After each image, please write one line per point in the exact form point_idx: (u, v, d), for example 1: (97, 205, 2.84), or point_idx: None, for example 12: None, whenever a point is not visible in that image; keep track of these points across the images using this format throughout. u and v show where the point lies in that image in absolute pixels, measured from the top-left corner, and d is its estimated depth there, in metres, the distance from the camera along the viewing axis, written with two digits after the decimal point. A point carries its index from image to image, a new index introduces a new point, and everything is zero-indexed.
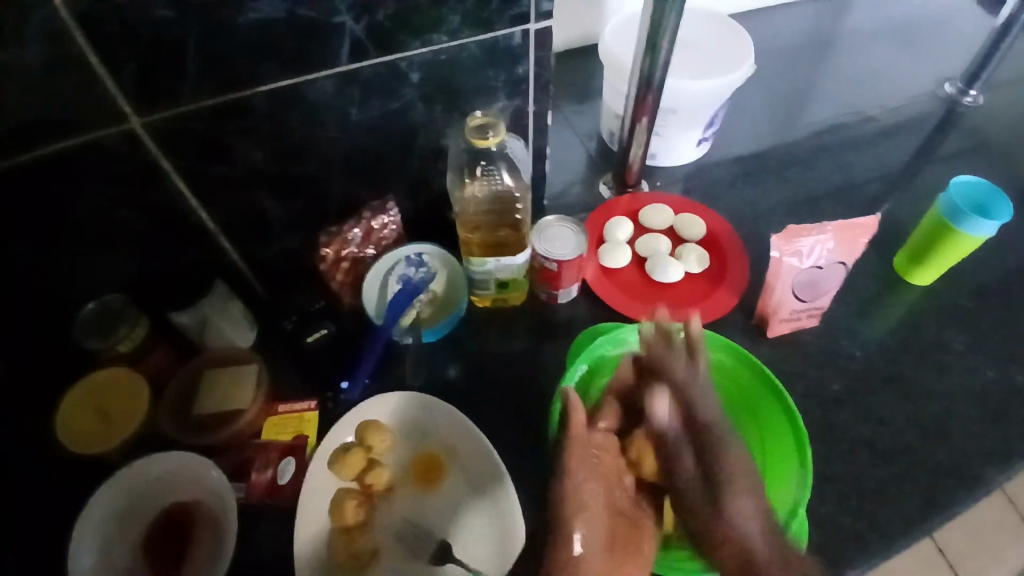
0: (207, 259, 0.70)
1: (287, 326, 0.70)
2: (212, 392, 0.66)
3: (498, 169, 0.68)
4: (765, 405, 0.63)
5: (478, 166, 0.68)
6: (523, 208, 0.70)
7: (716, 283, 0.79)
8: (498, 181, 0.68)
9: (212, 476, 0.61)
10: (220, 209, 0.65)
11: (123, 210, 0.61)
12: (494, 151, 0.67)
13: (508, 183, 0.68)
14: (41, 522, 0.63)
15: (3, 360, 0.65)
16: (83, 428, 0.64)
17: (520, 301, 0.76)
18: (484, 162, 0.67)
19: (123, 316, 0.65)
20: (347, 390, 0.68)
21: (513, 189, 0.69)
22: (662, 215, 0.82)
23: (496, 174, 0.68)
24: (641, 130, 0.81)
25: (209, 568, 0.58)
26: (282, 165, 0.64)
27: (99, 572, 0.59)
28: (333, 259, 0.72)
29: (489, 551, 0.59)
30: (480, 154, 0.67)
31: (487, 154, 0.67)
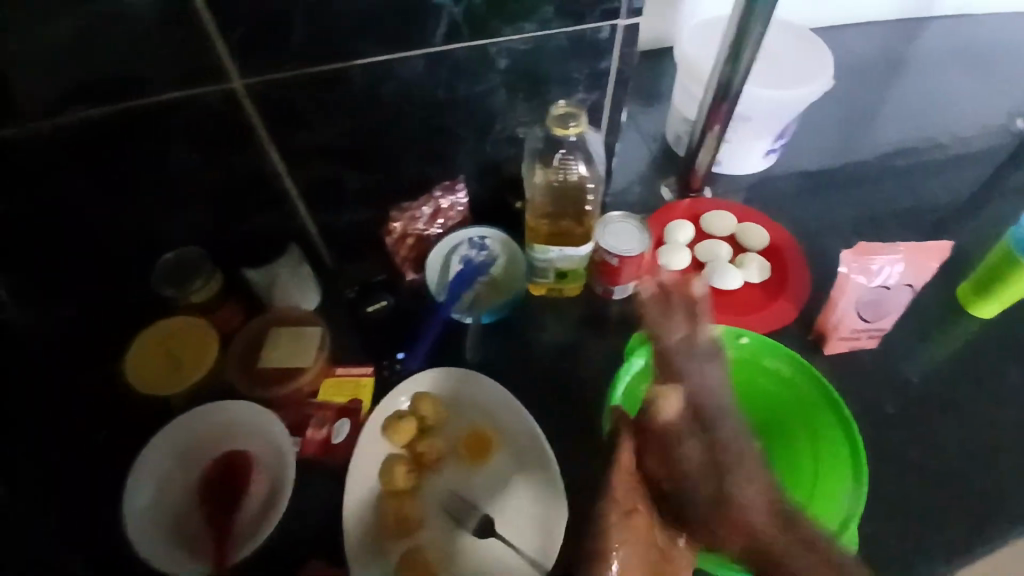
0: (282, 223, 0.73)
1: (348, 294, 0.75)
2: (275, 348, 0.69)
3: (574, 159, 0.70)
4: (820, 416, 0.64)
5: (556, 154, 0.70)
6: (594, 200, 0.72)
7: (774, 294, 0.79)
8: (573, 170, 0.70)
9: (273, 430, 0.63)
10: (301, 175, 0.68)
11: (214, 166, 0.64)
12: (572, 140, 0.69)
13: (582, 173, 0.70)
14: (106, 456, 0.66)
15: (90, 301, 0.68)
16: (154, 370, 0.68)
17: (575, 293, 0.77)
18: (562, 151, 0.69)
19: (201, 266, 0.69)
20: (403, 360, 0.71)
21: (586, 180, 0.71)
22: (725, 221, 0.82)
23: (572, 163, 0.70)
24: (711, 138, 0.81)
25: (262, 516, 0.60)
26: (364, 138, 0.66)
27: (155, 507, 0.61)
28: (400, 234, 0.75)
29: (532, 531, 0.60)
30: (559, 143, 0.69)
31: (566, 143, 0.69)
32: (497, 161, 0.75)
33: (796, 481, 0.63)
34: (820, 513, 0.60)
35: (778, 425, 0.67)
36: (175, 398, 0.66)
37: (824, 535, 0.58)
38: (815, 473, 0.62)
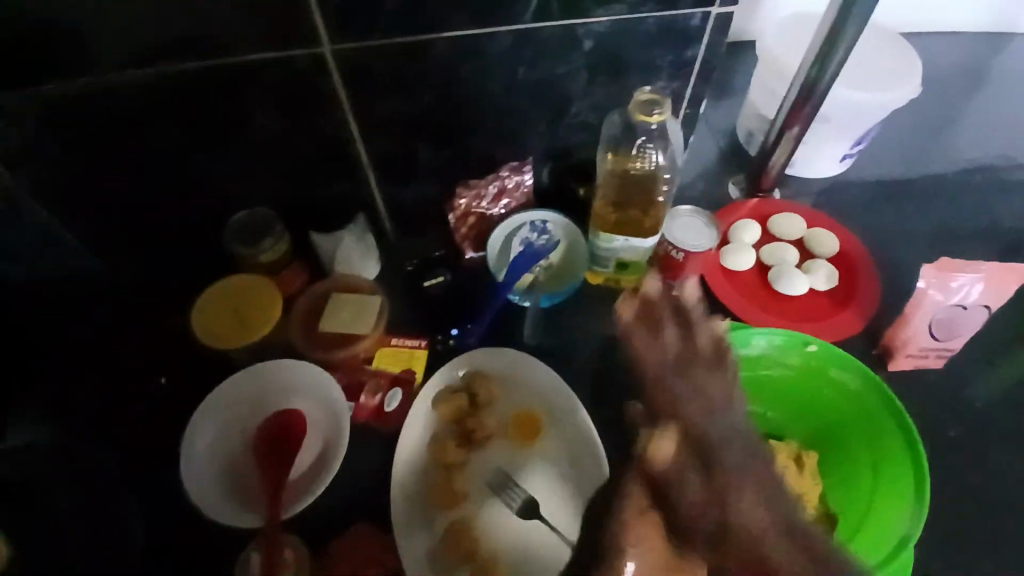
0: (350, 190, 0.74)
1: (408, 267, 0.76)
2: (336, 313, 0.69)
3: (653, 149, 0.68)
4: (885, 432, 0.62)
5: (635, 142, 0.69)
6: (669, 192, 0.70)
7: (841, 303, 0.76)
8: (649, 159, 0.68)
9: (332, 395, 0.64)
10: (375, 144, 0.68)
11: (295, 130, 0.65)
12: (653, 129, 0.67)
13: (658, 162, 0.69)
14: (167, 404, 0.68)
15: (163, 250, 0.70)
16: (219, 325, 0.67)
17: (632, 286, 0.75)
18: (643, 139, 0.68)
19: (271, 227, 0.70)
20: (457, 336, 0.71)
21: (662, 169, 0.69)
22: (794, 225, 0.79)
23: (649, 152, 0.68)
24: (789, 139, 0.78)
25: (313, 477, 0.60)
26: (440, 112, 0.66)
27: (212, 453, 0.62)
28: (463, 211, 0.75)
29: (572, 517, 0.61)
30: (639, 131, 0.68)
31: (647, 132, 0.67)
32: (568, 145, 0.74)
33: (851, 494, 0.62)
34: (874, 529, 0.59)
35: (836, 437, 0.65)
36: (229, 351, 0.67)
37: (880, 553, 0.57)
38: (873, 488, 0.61)
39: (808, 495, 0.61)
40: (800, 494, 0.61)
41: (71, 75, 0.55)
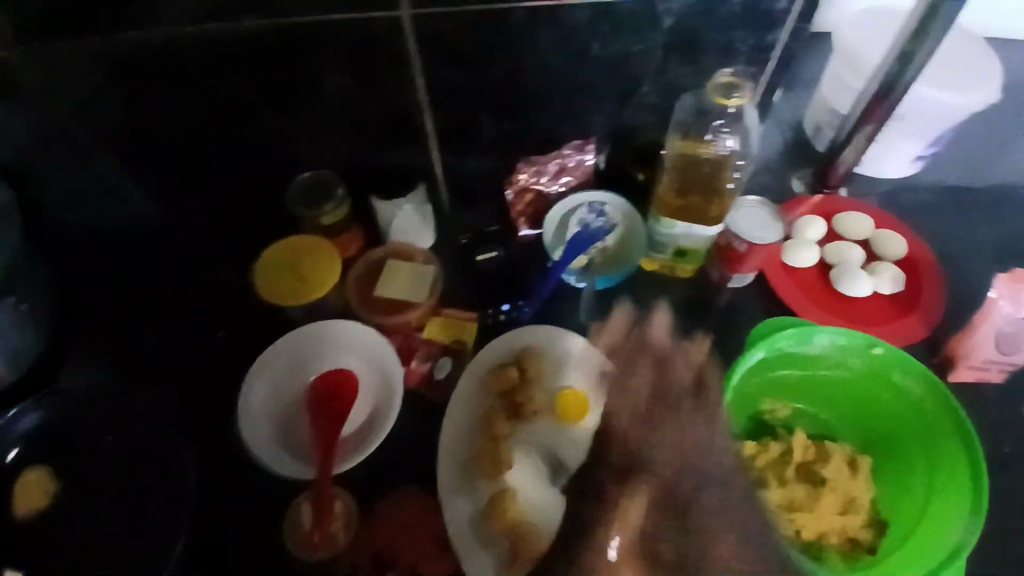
0: (412, 160, 0.74)
1: (461, 241, 0.76)
2: (393, 280, 0.71)
3: (728, 132, 0.65)
4: (945, 443, 0.59)
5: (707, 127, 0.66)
6: (739, 180, 0.67)
7: (905, 309, 0.74)
8: (722, 144, 0.66)
9: (386, 359, 0.66)
10: (441, 115, 0.68)
11: (365, 95, 0.65)
12: (730, 112, 0.65)
13: (732, 149, 0.66)
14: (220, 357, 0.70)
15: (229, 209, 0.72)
16: (278, 282, 0.68)
17: (687, 276, 0.74)
18: (717, 121, 0.65)
19: (332, 190, 0.70)
20: (508, 311, 0.72)
21: (735, 157, 0.66)
22: (861, 225, 0.77)
23: (722, 137, 0.66)
24: (861, 138, 0.75)
25: (365, 438, 0.62)
26: (508, 85, 0.66)
27: (268, 406, 0.64)
28: (521, 188, 0.75)
29: None
30: (715, 113, 0.66)
31: (723, 114, 0.65)
32: (631, 126, 0.73)
33: (903, 501, 0.61)
34: (924, 538, 0.57)
35: (893, 443, 0.63)
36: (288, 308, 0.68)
37: (929, 561, 0.55)
38: (926, 497, 0.59)
39: (860, 498, 0.60)
40: (851, 497, 0.60)
41: (157, 25, 0.57)
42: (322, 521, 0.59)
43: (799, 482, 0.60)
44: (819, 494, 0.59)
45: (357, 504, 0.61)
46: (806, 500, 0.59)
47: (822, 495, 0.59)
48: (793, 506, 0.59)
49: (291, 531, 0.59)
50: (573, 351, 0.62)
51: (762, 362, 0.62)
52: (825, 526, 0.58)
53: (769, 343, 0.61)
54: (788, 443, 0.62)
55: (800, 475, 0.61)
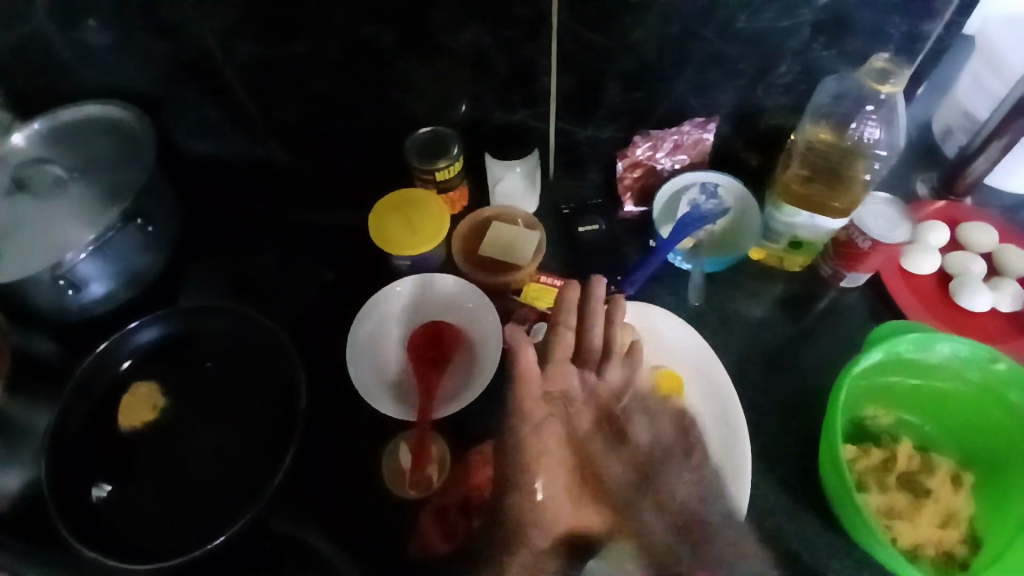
0: (528, 122, 0.73)
1: (564, 209, 0.77)
2: (495, 240, 0.72)
3: (875, 120, 0.64)
4: None
5: (852, 114, 0.65)
6: (876, 171, 0.66)
7: (1023, 330, 0.70)
8: (866, 133, 0.64)
9: (488, 318, 0.67)
10: (567, 79, 0.68)
11: (496, 52, 0.65)
12: (882, 99, 0.63)
13: (876, 139, 0.64)
14: (326, 295, 0.72)
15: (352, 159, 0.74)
16: (389, 227, 0.69)
17: (794, 269, 0.73)
18: (866, 107, 0.64)
19: (447, 147, 0.71)
20: (604, 285, 0.72)
21: (877, 147, 0.65)
22: (987, 236, 0.73)
23: (868, 126, 0.64)
24: (994, 148, 0.71)
25: (462, 390, 0.64)
26: (644, 53, 0.64)
27: (371, 344, 0.66)
28: (633, 161, 0.74)
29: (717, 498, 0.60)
30: (864, 98, 0.64)
31: (873, 100, 0.63)
32: (759, 107, 0.70)
33: (1001, 524, 0.57)
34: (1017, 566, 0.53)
35: (998, 465, 0.60)
36: (396, 256, 0.69)
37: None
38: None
39: (960, 514, 0.58)
40: (951, 511, 0.58)
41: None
42: (420, 462, 0.61)
43: (900, 491, 0.59)
44: (920, 505, 0.57)
45: (451, 451, 0.62)
46: (905, 510, 0.57)
47: (923, 506, 0.57)
48: (892, 512, 0.57)
49: (389, 470, 0.62)
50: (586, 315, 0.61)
51: (875, 365, 0.61)
52: (922, 537, 0.56)
53: (890, 345, 0.59)
54: (891, 451, 0.60)
55: (901, 484, 0.59)
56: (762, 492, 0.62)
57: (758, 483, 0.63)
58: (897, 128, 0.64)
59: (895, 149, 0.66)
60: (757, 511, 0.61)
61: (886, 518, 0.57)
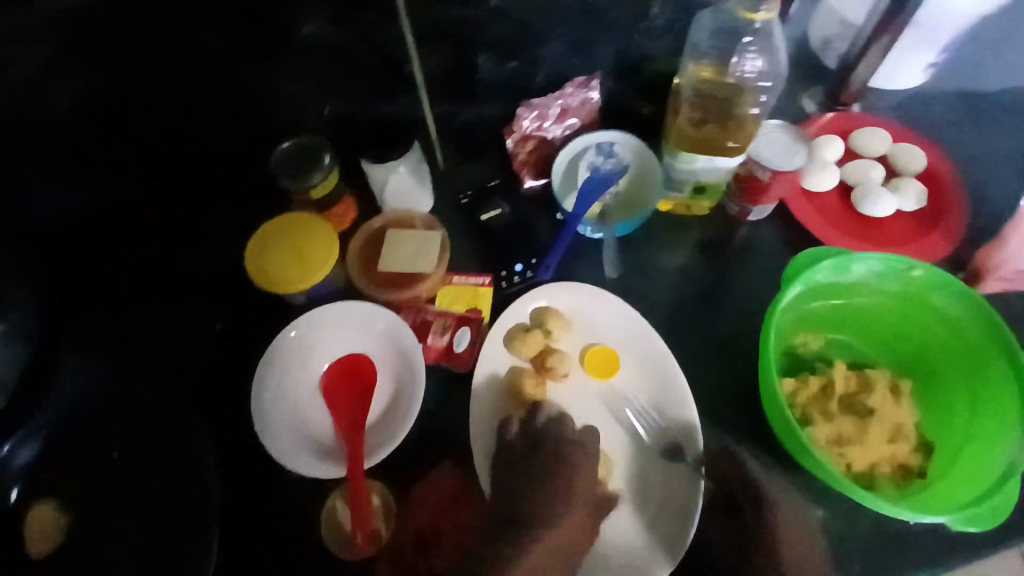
0: (405, 113, 0.67)
1: (462, 199, 0.71)
2: (396, 251, 0.65)
3: (754, 51, 0.61)
4: (990, 363, 0.57)
5: (732, 47, 0.61)
6: (764, 103, 0.64)
7: (928, 225, 0.71)
8: (749, 65, 0.61)
9: (405, 340, 0.60)
10: (434, 61, 0.61)
11: (352, 48, 0.58)
12: (758, 27, 0.59)
13: (760, 70, 0.62)
14: (222, 351, 0.64)
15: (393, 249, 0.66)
16: (272, 263, 0.61)
17: (704, 213, 0.72)
18: (743, 39, 0.60)
19: (317, 161, 0.63)
20: (522, 272, 0.68)
21: (762, 77, 0.63)
22: (880, 139, 0.73)
23: (750, 56, 0.61)
24: (877, 50, 0.71)
25: (391, 431, 0.57)
26: (510, 19, 0.59)
27: (280, 399, 0.59)
28: (523, 134, 0.69)
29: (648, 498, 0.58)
30: (740, 29, 0.60)
31: (749, 30, 0.60)
32: (639, 54, 0.67)
33: (946, 425, 0.59)
34: (975, 464, 0.55)
35: (934, 369, 0.61)
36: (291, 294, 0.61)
37: (981, 485, 0.53)
38: (969, 427, 0.57)
39: (906, 425, 0.58)
40: (897, 425, 0.58)
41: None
42: (363, 519, 0.54)
43: (845, 416, 0.58)
44: (867, 425, 0.56)
45: (394, 493, 0.57)
46: (854, 434, 0.56)
47: (870, 426, 0.56)
48: (841, 440, 0.56)
49: (329, 530, 0.55)
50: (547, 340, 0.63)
51: (798, 297, 0.60)
52: (874, 457, 0.56)
53: (808, 276, 0.58)
54: (828, 377, 0.60)
55: (845, 408, 0.59)
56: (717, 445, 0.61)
57: (710, 439, 0.61)
58: (777, 54, 0.62)
59: (781, 75, 0.63)
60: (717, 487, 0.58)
61: (837, 447, 0.56)
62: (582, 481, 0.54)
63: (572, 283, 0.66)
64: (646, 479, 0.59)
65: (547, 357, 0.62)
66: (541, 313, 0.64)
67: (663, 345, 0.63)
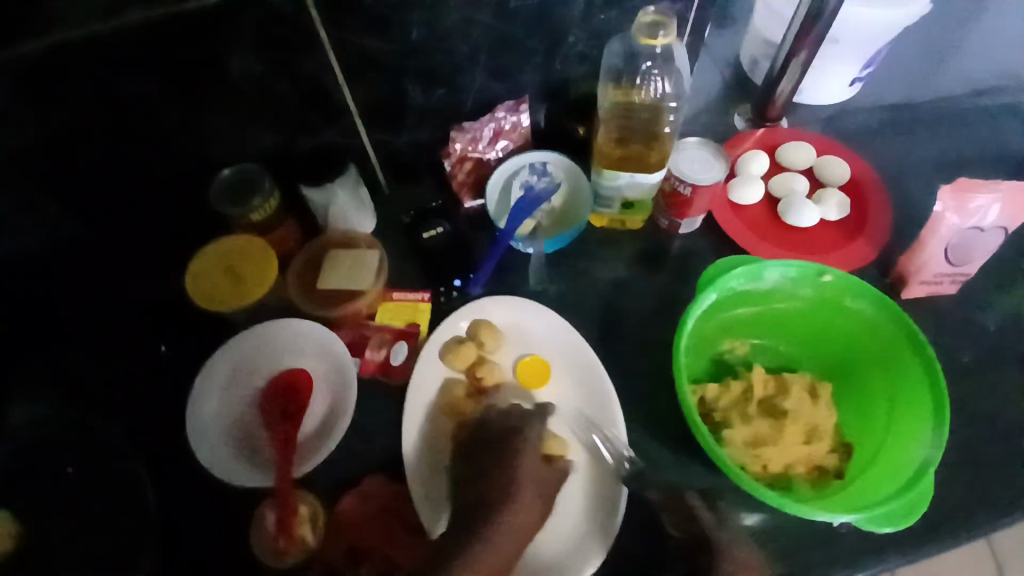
0: (341, 139, 0.70)
1: (404, 219, 0.73)
2: (333, 270, 0.68)
3: (659, 74, 0.64)
4: (903, 360, 0.59)
5: (640, 71, 0.64)
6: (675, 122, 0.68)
7: (853, 232, 0.74)
8: (657, 87, 0.65)
9: (336, 349, 0.64)
10: (364, 90, 0.64)
11: (282, 82, 0.61)
12: (659, 52, 0.63)
13: (667, 91, 0.65)
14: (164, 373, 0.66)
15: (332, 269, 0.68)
16: (215, 285, 0.65)
17: (637, 227, 0.74)
18: (648, 63, 0.64)
19: (256, 185, 0.66)
20: (460, 287, 0.70)
21: (670, 98, 0.66)
22: (804, 153, 0.76)
23: (656, 79, 0.64)
24: (796, 66, 0.73)
25: (321, 443, 0.59)
26: (432, 50, 0.62)
27: (217, 415, 0.61)
28: (458, 156, 0.72)
29: (588, 510, 0.59)
30: (644, 54, 0.63)
31: (652, 55, 0.63)
32: (562, 78, 0.70)
33: (867, 425, 0.60)
34: (891, 461, 0.56)
35: (854, 370, 0.63)
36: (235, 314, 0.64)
37: (898, 480, 0.54)
38: (887, 425, 0.59)
39: (822, 426, 0.59)
40: (813, 425, 0.59)
41: None
42: (286, 526, 0.56)
43: (763, 418, 0.59)
44: (783, 426, 0.58)
45: (323, 506, 0.58)
46: (769, 435, 0.57)
47: (784, 426, 0.58)
48: (757, 441, 0.57)
49: (259, 539, 0.57)
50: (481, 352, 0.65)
51: (715, 304, 0.62)
52: (788, 458, 0.57)
53: (722, 284, 0.60)
54: (747, 381, 0.61)
55: (763, 411, 0.60)
56: (646, 453, 0.63)
57: (637, 444, 0.63)
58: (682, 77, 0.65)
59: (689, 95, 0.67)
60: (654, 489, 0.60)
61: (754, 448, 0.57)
62: (530, 475, 0.52)
63: (506, 297, 0.69)
64: (588, 487, 0.60)
65: (478, 369, 0.64)
66: (476, 327, 0.66)
67: (592, 355, 0.66)
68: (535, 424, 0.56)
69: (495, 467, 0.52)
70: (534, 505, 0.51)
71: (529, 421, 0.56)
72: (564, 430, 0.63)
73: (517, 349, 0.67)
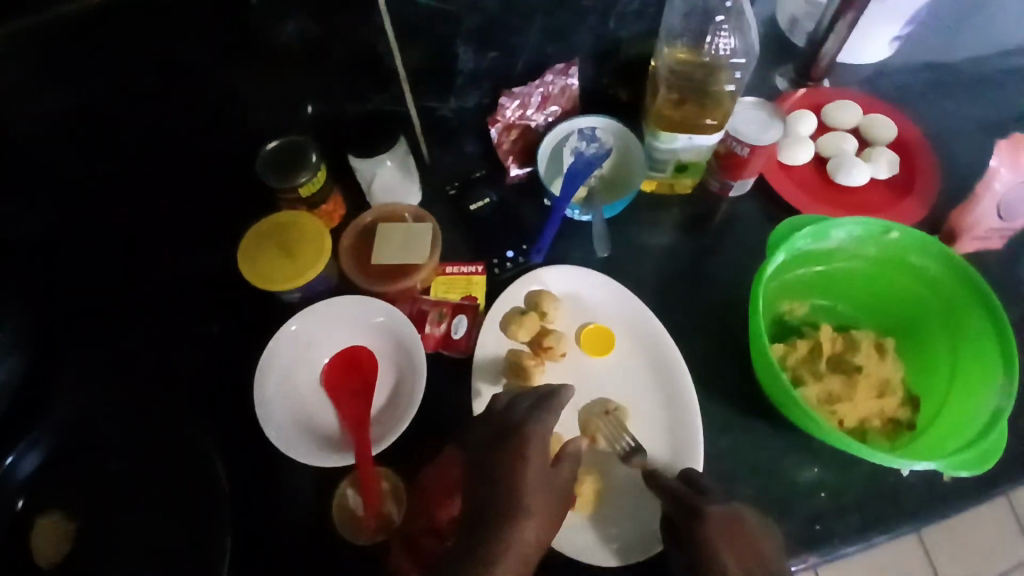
0: (387, 108, 0.68)
1: (449, 190, 0.72)
2: (387, 243, 0.66)
3: (727, 29, 0.63)
4: (970, 313, 0.59)
5: (706, 26, 0.63)
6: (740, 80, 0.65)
7: (903, 191, 0.74)
8: (722, 43, 0.64)
9: (405, 332, 0.61)
10: (414, 55, 0.62)
11: (334, 45, 0.59)
12: (729, 6, 0.62)
13: (732, 47, 0.64)
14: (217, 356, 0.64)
15: (385, 244, 0.66)
16: (268, 262, 0.62)
17: (685, 192, 0.73)
18: (717, 18, 0.62)
19: (303, 160, 0.63)
20: (513, 258, 0.69)
21: (735, 55, 0.65)
22: (851, 112, 0.75)
23: (723, 34, 0.63)
24: (843, 27, 0.72)
25: (391, 421, 0.58)
26: (485, 8, 0.59)
27: (284, 393, 0.60)
28: (506, 123, 0.70)
29: (623, 504, 0.58)
30: (713, 9, 0.62)
31: (722, 9, 0.62)
32: (618, 38, 0.67)
33: (932, 378, 0.61)
34: (962, 414, 0.57)
35: (916, 325, 0.64)
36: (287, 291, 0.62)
37: (969, 432, 0.54)
38: (954, 377, 0.59)
39: (892, 379, 0.61)
40: (884, 380, 0.60)
41: None
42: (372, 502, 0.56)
43: (834, 375, 0.60)
44: (855, 382, 0.59)
45: (404, 479, 0.58)
46: (843, 392, 0.58)
47: (858, 383, 0.59)
48: (832, 398, 0.58)
49: (342, 518, 0.56)
50: (545, 322, 0.65)
51: (781, 265, 0.62)
52: (863, 412, 0.58)
53: (789, 245, 0.60)
54: (815, 340, 0.62)
55: (832, 368, 0.61)
56: (712, 415, 0.63)
57: (704, 408, 0.63)
58: (748, 32, 0.64)
59: (755, 53, 0.66)
60: (712, 461, 0.61)
61: (829, 405, 0.58)
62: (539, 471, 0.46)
63: (565, 266, 0.68)
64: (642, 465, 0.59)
65: (543, 338, 0.63)
66: (537, 297, 0.65)
67: (657, 323, 0.65)
68: (538, 414, 0.49)
69: (495, 467, 0.46)
70: (545, 512, 0.45)
71: (529, 413, 0.50)
72: (631, 393, 0.63)
73: (579, 319, 0.67)
